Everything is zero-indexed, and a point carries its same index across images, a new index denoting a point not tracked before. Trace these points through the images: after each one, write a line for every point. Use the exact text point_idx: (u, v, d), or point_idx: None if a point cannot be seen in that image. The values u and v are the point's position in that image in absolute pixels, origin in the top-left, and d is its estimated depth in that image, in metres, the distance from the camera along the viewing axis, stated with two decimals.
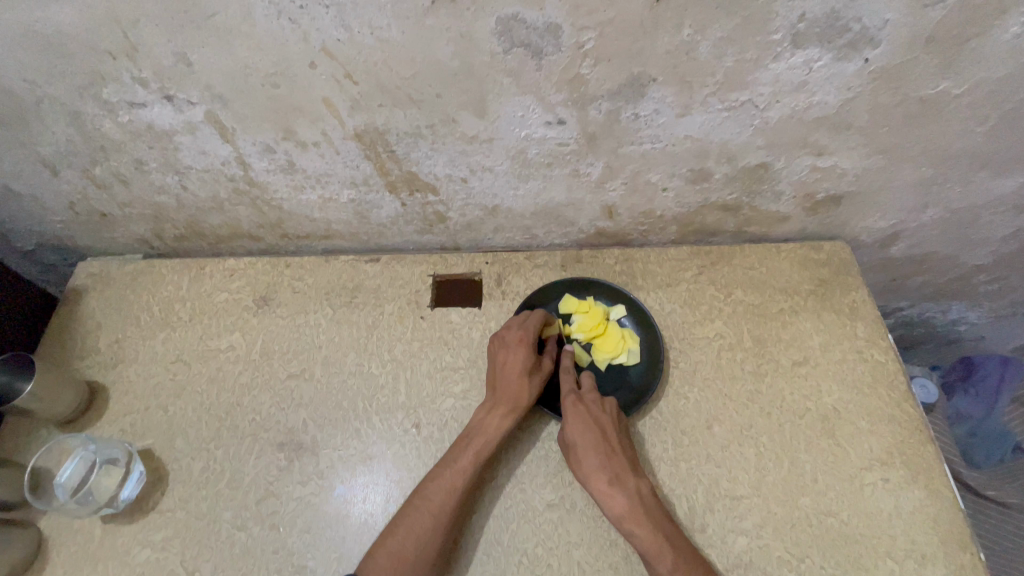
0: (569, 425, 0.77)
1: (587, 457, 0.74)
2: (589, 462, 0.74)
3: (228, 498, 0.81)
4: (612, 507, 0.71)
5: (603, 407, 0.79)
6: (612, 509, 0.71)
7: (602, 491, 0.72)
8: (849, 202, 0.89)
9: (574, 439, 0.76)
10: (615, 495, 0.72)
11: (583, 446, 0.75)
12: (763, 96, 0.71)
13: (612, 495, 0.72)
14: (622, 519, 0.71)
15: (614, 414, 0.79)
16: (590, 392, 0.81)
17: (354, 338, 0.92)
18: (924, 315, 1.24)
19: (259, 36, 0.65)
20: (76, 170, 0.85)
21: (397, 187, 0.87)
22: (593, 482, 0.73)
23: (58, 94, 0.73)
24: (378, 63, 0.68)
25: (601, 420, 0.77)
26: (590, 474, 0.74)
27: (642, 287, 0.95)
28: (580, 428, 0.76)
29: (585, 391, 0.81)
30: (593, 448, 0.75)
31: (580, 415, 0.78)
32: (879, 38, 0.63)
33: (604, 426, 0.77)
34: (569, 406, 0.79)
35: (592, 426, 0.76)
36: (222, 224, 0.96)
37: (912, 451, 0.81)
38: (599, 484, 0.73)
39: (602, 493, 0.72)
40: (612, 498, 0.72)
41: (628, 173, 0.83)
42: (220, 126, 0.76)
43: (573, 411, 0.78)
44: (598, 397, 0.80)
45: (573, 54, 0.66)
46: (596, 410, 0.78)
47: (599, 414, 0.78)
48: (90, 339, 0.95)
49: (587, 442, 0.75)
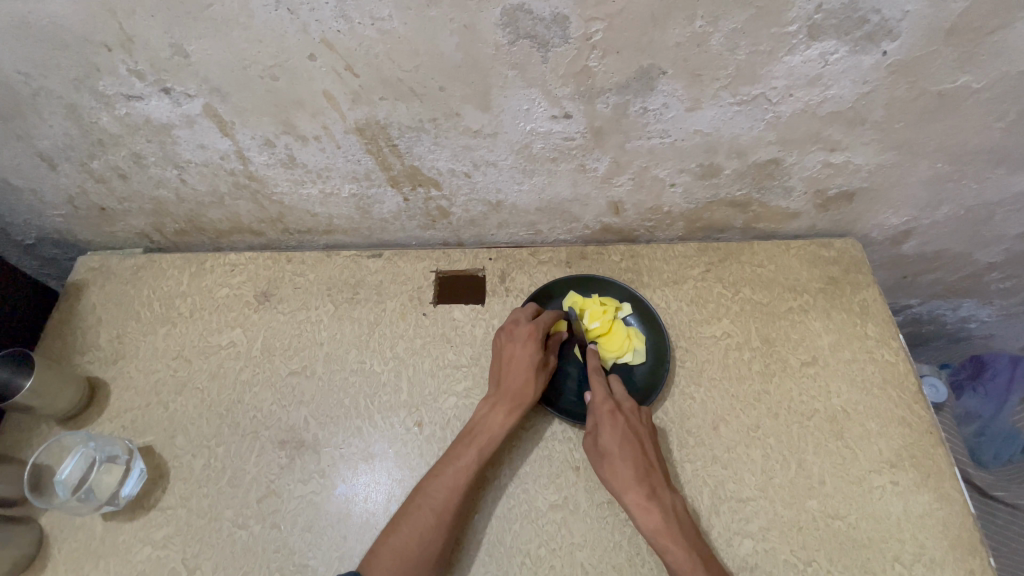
0: (606, 433, 0.75)
1: (624, 468, 0.73)
2: (627, 474, 0.72)
3: (229, 496, 0.80)
4: (647, 521, 0.70)
5: (639, 419, 0.78)
6: (647, 523, 0.70)
7: (638, 505, 0.71)
8: (862, 198, 0.87)
9: (611, 448, 0.74)
10: (653, 510, 0.70)
11: (621, 457, 0.73)
12: (775, 90, 0.69)
13: (649, 508, 0.70)
14: (656, 534, 0.69)
15: (648, 427, 0.78)
16: (625, 403, 0.79)
17: (356, 334, 0.91)
18: (934, 313, 1.22)
19: (257, 28, 0.63)
20: (74, 164, 0.84)
21: (399, 182, 0.85)
22: (630, 495, 0.71)
23: (54, 86, 0.71)
24: (379, 55, 0.66)
25: (638, 432, 0.76)
26: (627, 487, 0.72)
27: (648, 284, 0.93)
28: (619, 438, 0.75)
29: (620, 401, 0.79)
30: (631, 460, 0.73)
31: (618, 425, 0.76)
32: (898, 30, 0.61)
33: (641, 439, 0.76)
34: (607, 416, 0.77)
35: (630, 437, 0.75)
36: (222, 218, 0.95)
37: (922, 453, 0.80)
38: (636, 497, 0.71)
39: (638, 507, 0.71)
40: (649, 512, 0.70)
41: (636, 168, 0.81)
42: (219, 120, 0.75)
43: (610, 419, 0.77)
44: (634, 407, 0.79)
45: (581, 46, 0.64)
46: (634, 422, 0.77)
47: (636, 426, 0.77)
48: (91, 334, 0.94)
49: (624, 452, 0.74)
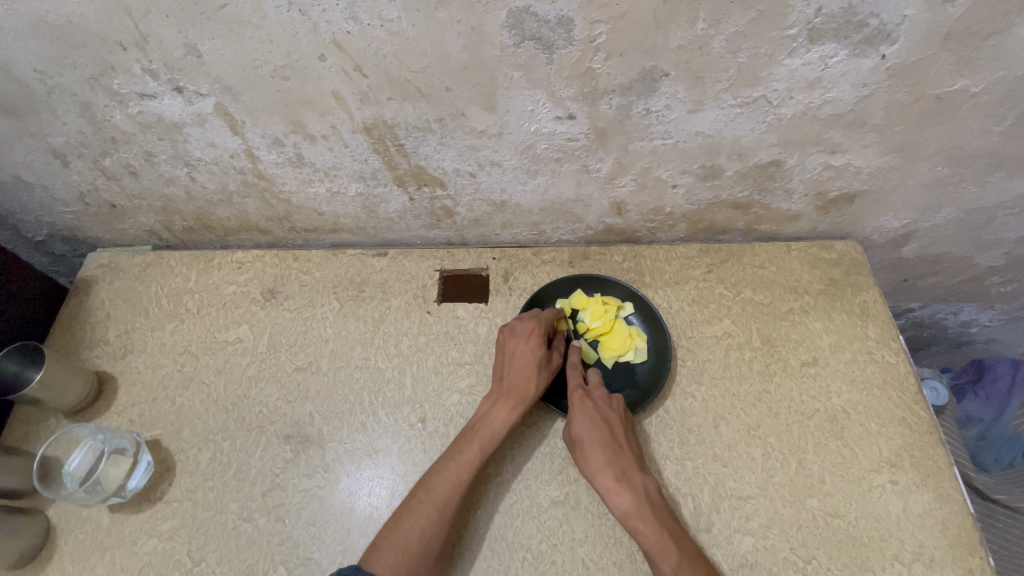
0: (576, 420, 0.77)
1: (594, 452, 0.74)
2: (596, 458, 0.74)
3: (234, 489, 0.81)
4: (618, 504, 0.71)
5: (610, 405, 0.79)
6: (618, 505, 0.71)
7: (609, 487, 0.72)
8: (862, 200, 0.88)
9: (581, 434, 0.76)
10: (622, 492, 0.71)
11: (590, 443, 0.75)
12: (776, 92, 0.70)
13: (618, 491, 0.71)
14: (627, 515, 0.70)
15: (621, 412, 0.79)
16: (597, 390, 0.80)
17: (361, 331, 0.92)
18: (935, 316, 1.23)
19: (269, 28, 0.65)
20: (86, 161, 0.85)
21: (406, 181, 0.87)
22: (600, 478, 0.72)
23: (69, 84, 0.73)
24: (387, 56, 0.67)
25: (609, 417, 0.77)
26: (598, 471, 0.73)
27: (650, 285, 0.94)
28: (588, 424, 0.76)
29: (592, 389, 0.81)
30: (600, 444, 0.74)
31: (587, 411, 0.77)
32: (896, 34, 0.62)
33: (612, 423, 0.77)
34: (577, 402, 0.78)
35: (599, 422, 0.76)
36: (230, 216, 0.96)
37: (922, 454, 0.80)
38: (606, 480, 0.72)
39: (608, 490, 0.72)
40: (619, 494, 0.71)
41: (638, 169, 0.82)
42: (230, 119, 0.76)
43: (580, 406, 0.78)
44: (606, 394, 0.80)
45: (584, 48, 0.65)
46: (604, 408, 0.78)
47: (606, 411, 0.78)
48: (100, 329, 0.95)
49: (593, 437, 0.75)
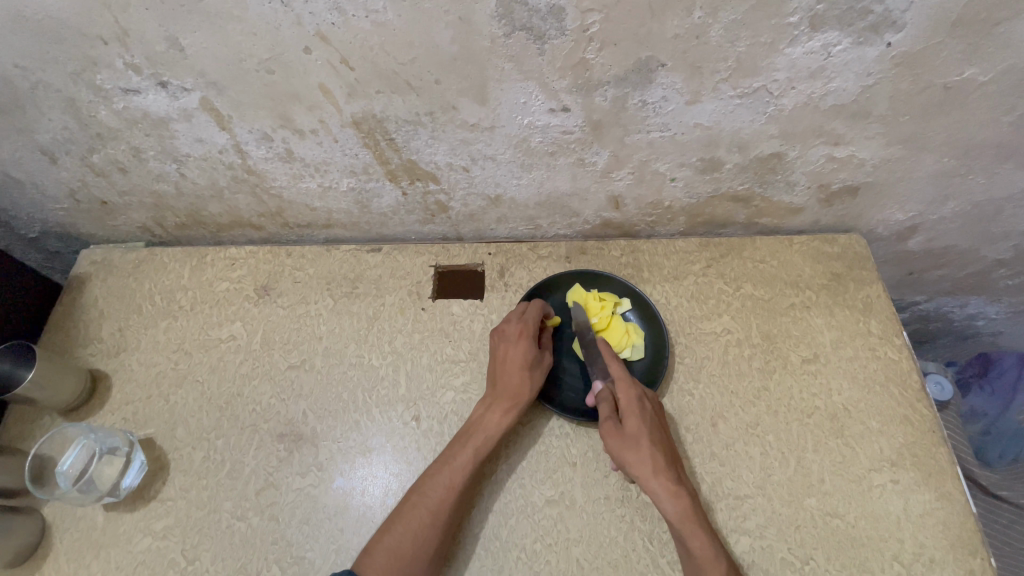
0: (633, 418, 0.73)
1: (655, 452, 0.71)
2: (656, 458, 0.71)
3: (228, 488, 0.81)
4: (676, 507, 0.69)
5: (656, 407, 0.77)
6: (676, 508, 0.69)
7: (668, 489, 0.69)
8: (866, 192, 0.85)
9: (639, 433, 0.72)
10: (681, 495, 0.70)
11: (650, 443, 0.72)
12: (777, 83, 0.67)
13: (677, 494, 0.69)
14: (683, 519, 0.69)
15: (662, 414, 0.78)
16: (643, 388, 0.78)
17: (354, 328, 0.91)
18: (941, 310, 1.21)
19: (252, 20, 0.63)
20: (75, 158, 0.84)
21: (398, 176, 0.85)
22: (660, 480, 0.70)
23: (52, 80, 0.72)
24: (374, 48, 0.65)
25: (658, 419, 0.76)
26: (656, 471, 0.70)
27: (648, 280, 0.92)
28: (647, 423, 0.73)
29: (640, 387, 0.78)
30: (660, 446, 0.72)
31: (645, 410, 0.75)
32: (902, 21, 0.60)
33: (660, 426, 0.75)
34: (633, 400, 0.75)
35: (654, 423, 0.74)
36: (222, 212, 0.95)
37: (924, 453, 0.79)
38: (665, 482, 0.70)
39: (667, 492, 0.69)
40: (677, 497, 0.69)
41: (635, 163, 0.80)
42: (216, 114, 0.75)
43: (637, 403, 0.75)
44: (650, 393, 0.78)
45: (577, 38, 0.63)
46: (655, 409, 0.77)
47: (657, 413, 0.77)
48: (93, 327, 0.95)
49: (652, 437, 0.72)
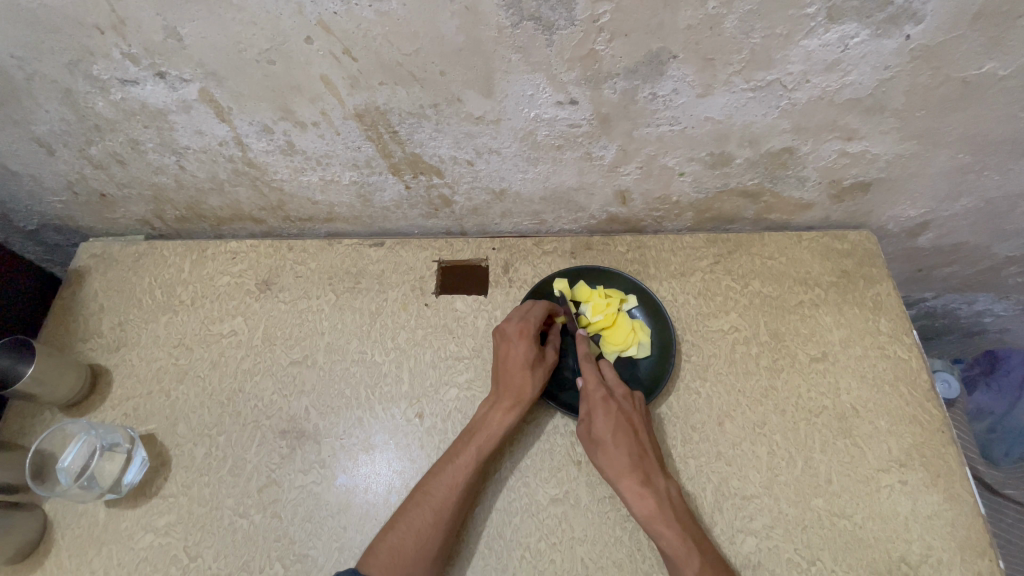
0: (597, 421, 0.75)
1: (618, 454, 0.72)
2: (619, 460, 0.72)
3: (230, 485, 0.80)
4: (642, 507, 0.69)
5: (631, 406, 0.77)
6: (641, 509, 0.69)
7: (632, 490, 0.70)
8: (878, 188, 0.83)
9: (604, 435, 0.73)
10: (647, 495, 0.69)
11: (614, 444, 0.72)
12: (791, 75, 0.66)
13: (643, 494, 0.69)
14: (650, 519, 0.69)
15: (643, 412, 0.77)
16: (619, 388, 0.78)
17: (357, 324, 0.90)
18: (948, 306, 1.19)
19: (251, 9, 0.61)
20: (72, 149, 0.83)
21: (401, 170, 0.83)
22: (625, 481, 0.70)
23: (48, 70, 0.70)
24: (377, 38, 0.64)
25: (632, 418, 0.75)
26: (620, 473, 0.71)
27: (654, 276, 0.91)
28: (611, 425, 0.74)
29: (613, 387, 0.78)
30: (625, 446, 0.72)
31: (611, 412, 0.75)
32: (922, 12, 0.58)
33: (634, 425, 0.75)
34: (599, 402, 0.76)
35: (623, 423, 0.74)
36: (222, 205, 0.94)
37: (932, 453, 0.78)
38: (629, 483, 0.70)
39: (631, 492, 0.70)
40: (643, 497, 0.69)
41: (643, 157, 0.78)
42: (216, 105, 0.73)
43: (602, 406, 0.75)
44: (627, 392, 0.78)
45: (587, 28, 0.61)
46: (629, 408, 0.76)
47: (631, 412, 0.76)
48: (93, 321, 0.94)
49: (615, 439, 0.73)
